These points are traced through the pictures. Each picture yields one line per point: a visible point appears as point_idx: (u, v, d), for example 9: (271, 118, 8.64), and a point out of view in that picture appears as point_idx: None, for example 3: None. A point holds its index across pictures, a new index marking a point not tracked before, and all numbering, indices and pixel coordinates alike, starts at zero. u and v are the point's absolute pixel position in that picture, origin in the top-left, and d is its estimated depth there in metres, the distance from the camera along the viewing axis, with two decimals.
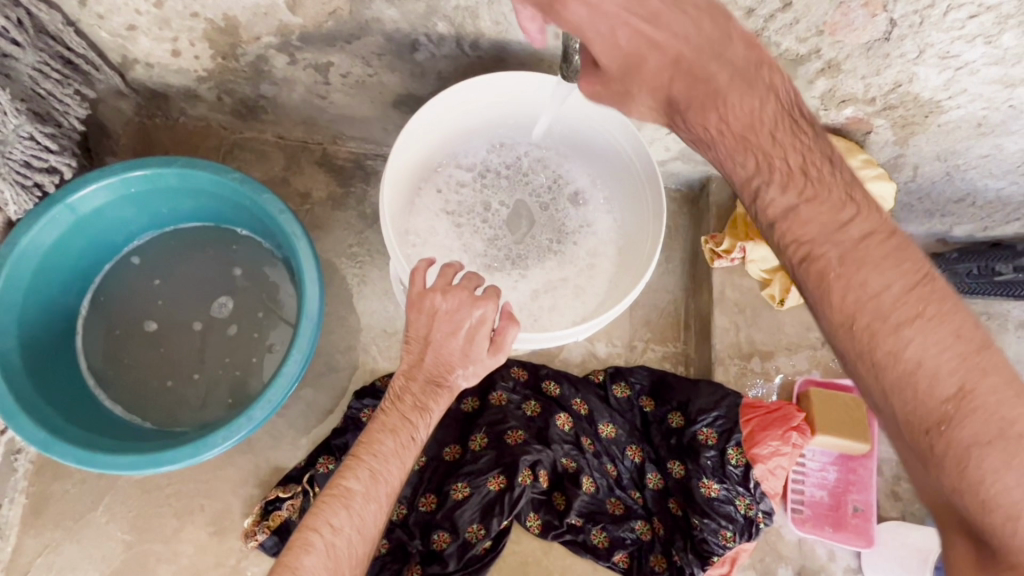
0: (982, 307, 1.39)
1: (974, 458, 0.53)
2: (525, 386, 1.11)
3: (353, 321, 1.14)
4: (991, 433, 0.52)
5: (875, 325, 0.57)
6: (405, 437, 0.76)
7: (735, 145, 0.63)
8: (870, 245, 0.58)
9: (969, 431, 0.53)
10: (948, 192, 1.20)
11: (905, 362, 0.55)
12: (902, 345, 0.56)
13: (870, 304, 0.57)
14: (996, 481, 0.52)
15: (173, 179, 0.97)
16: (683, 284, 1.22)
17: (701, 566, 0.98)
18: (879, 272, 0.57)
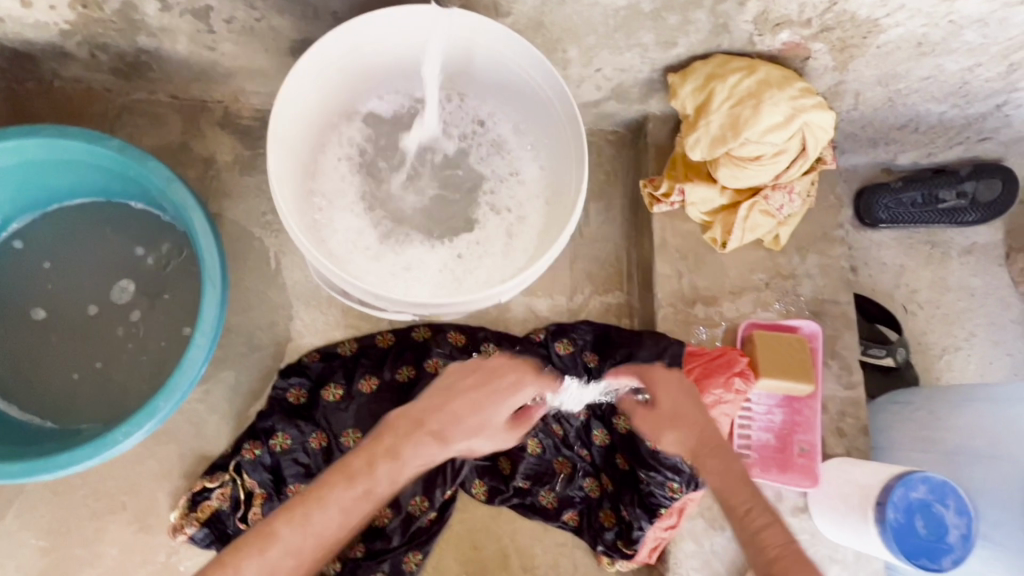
0: (927, 236, 1.38)
1: (717, 482, 0.85)
2: (462, 351, 1.04)
3: (275, 294, 1.05)
4: (721, 460, 0.86)
5: (694, 428, 0.91)
6: (359, 489, 0.77)
7: (660, 383, 0.96)
8: (678, 385, 0.95)
9: (733, 477, 0.85)
10: (892, 119, 1.16)
11: (707, 430, 0.90)
12: (752, 503, 0.82)
13: (732, 473, 0.85)
14: (766, 526, 0.80)
15: (41, 152, 0.85)
16: (625, 231, 1.16)
17: (648, 519, 0.96)
18: (685, 396, 0.94)
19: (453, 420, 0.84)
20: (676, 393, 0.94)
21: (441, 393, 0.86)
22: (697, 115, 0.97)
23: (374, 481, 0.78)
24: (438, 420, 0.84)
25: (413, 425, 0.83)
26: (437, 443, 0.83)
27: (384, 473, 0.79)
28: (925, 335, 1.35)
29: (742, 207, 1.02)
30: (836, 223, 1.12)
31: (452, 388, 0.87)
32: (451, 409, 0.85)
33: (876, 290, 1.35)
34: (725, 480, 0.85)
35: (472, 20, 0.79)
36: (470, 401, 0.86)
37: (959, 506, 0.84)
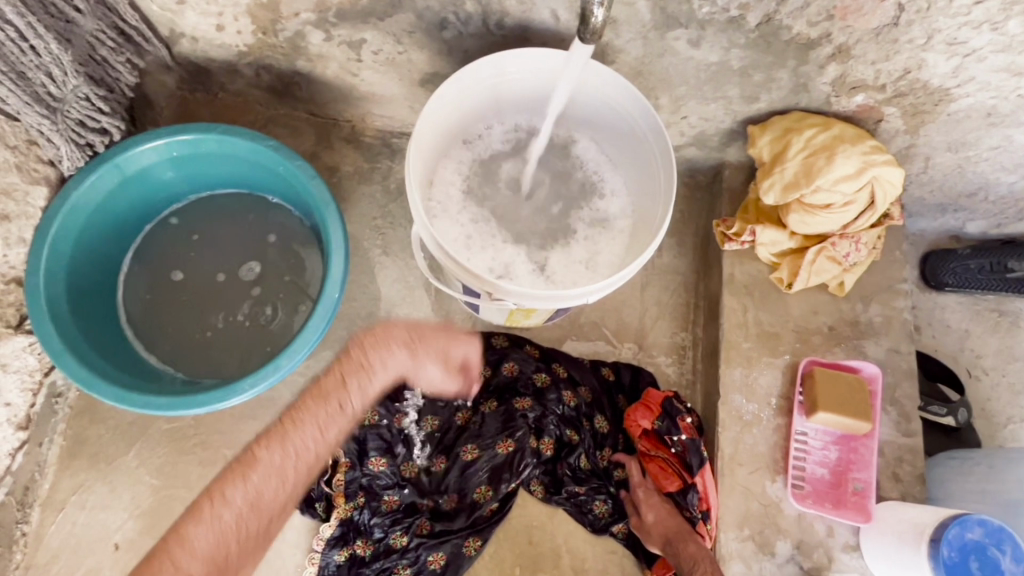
0: (994, 304, 1.40)
1: (673, 548, 0.99)
2: (537, 361, 1.14)
3: (375, 289, 1.19)
4: (674, 531, 1.01)
5: (646, 500, 1.06)
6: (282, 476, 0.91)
7: (621, 468, 1.10)
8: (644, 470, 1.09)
9: (686, 548, 0.98)
10: (960, 186, 1.22)
11: (660, 505, 1.05)
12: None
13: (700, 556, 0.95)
14: None
15: (213, 145, 1.03)
16: (694, 267, 1.25)
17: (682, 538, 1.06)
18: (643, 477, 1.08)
19: (276, 473, 0.90)
20: (637, 475, 1.08)
21: (217, 539, 0.86)
22: (774, 161, 1.06)
23: (272, 458, 0.90)
24: (268, 475, 0.90)
25: (162, 559, 0.83)
26: (185, 552, 0.84)
27: (213, 535, 0.86)
28: (989, 402, 1.35)
29: (809, 251, 1.10)
30: (901, 277, 1.17)
31: (264, 454, 0.91)
32: (192, 540, 0.85)
33: (939, 350, 1.37)
34: (695, 563, 0.96)
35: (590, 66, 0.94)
36: (292, 445, 0.91)
37: (1015, 554, 0.85)
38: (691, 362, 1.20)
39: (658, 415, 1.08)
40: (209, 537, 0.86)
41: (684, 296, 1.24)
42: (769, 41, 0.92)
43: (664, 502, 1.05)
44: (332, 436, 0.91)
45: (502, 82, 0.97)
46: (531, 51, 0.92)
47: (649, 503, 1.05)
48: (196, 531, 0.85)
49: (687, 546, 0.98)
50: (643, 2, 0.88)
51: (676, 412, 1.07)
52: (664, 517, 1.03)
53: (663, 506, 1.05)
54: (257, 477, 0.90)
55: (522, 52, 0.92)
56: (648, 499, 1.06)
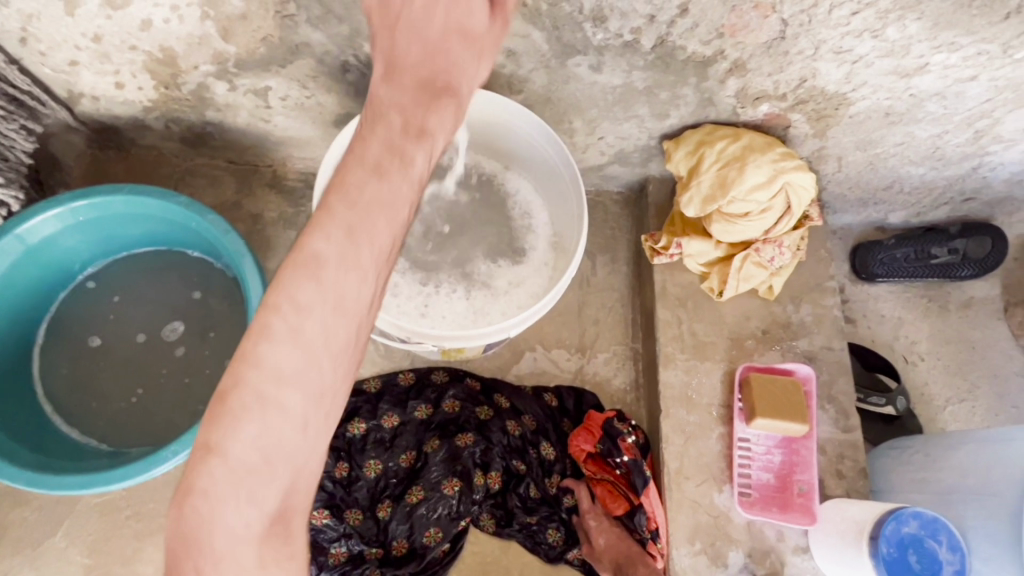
0: (923, 291, 1.44)
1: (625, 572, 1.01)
2: (477, 394, 1.13)
3: None
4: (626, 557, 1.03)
5: (595, 525, 1.06)
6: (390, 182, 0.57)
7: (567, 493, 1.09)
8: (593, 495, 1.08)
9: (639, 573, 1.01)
10: (876, 181, 1.26)
11: (607, 529, 1.06)
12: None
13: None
14: None
15: (121, 206, 0.99)
16: (629, 282, 1.26)
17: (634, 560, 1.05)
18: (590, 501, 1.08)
19: (346, 234, 0.55)
20: (585, 500, 1.07)
21: (338, 236, 0.55)
22: (690, 175, 1.08)
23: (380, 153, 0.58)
24: (309, 284, 0.54)
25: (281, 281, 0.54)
26: (308, 311, 0.54)
27: (282, 357, 0.54)
28: (927, 386, 1.38)
29: (735, 259, 1.12)
30: (827, 275, 1.20)
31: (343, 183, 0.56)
32: (314, 299, 0.54)
33: (875, 341, 1.40)
34: None
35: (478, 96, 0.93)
36: (399, 139, 0.59)
37: (950, 542, 0.87)
38: (634, 378, 1.20)
39: (600, 438, 1.07)
40: (315, 283, 0.54)
41: (622, 312, 1.24)
42: (667, 61, 0.93)
43: (612, 524, 1.06)
44: (403, 213, 0.58)
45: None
46: None
47: (598, 527, 1.06)
48: (334, 288, 0.54)
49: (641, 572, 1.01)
50: (538, 33, 0.88)
51: (617, 433, 1.07)
52: (615, 541, 1.04)
53: (612, 529, 1.06)
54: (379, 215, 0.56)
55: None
56: (596, 523, 1.06)
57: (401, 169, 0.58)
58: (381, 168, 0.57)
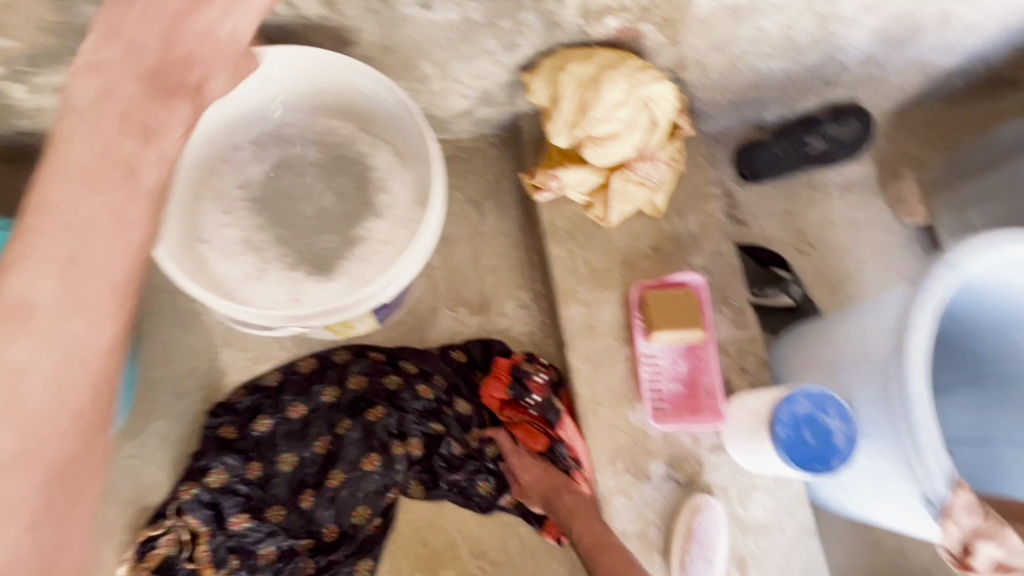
0: (806, 181, 1.49)
1: (552, 503, 1.01)
2: (382, 366, 1.10)
3: (194, 341, 1.10)
4: (551, 488, 1.02)
5: (518, 464, 1.06)
6: (113, 202, 0.61)
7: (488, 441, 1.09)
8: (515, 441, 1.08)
9: (567, 505, 1.00)
10: (742, 80, 1.27)
11: (530, 467, 1.05)
12: (589, 523, 0.97)
13: (574, 506, 0.99)
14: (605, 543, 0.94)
15: None
16: (520, 223, 1.24)
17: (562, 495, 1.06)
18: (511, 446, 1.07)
19: (23, 311, 0.56)
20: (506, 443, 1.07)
21: (19, 305, 0.56)
22: (552, 104, 1.05)
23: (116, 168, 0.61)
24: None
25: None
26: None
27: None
28: (820, 271, 1.45)
29: (614, 182, 1.10)
30: (707, 182, 1.21)
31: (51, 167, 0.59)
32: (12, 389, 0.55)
33: (768, 237, 1.45)
34: (574, 512, 0.99)
35: (293, 52, 0.85)
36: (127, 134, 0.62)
37: (840, 412, 0.91)
38: (537, 318, 1.19)
39: (510, 383, 1.08)
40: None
41: (518, 254, 1.23)
42: None
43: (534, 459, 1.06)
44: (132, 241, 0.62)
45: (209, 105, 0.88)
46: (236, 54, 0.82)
47: (522, 464, 1.06)
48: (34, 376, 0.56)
49: (571, 502, 1.00)
50: None
51: (524, 375, 1.08)
52: (540, 475, 1.04)
53: (534, 466, 1.05)
54: (90, 257, 0.59)
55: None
56: (519, 463, 1.06)
57: (126, 174, 0.62)
58: (98, 180, 0.60)
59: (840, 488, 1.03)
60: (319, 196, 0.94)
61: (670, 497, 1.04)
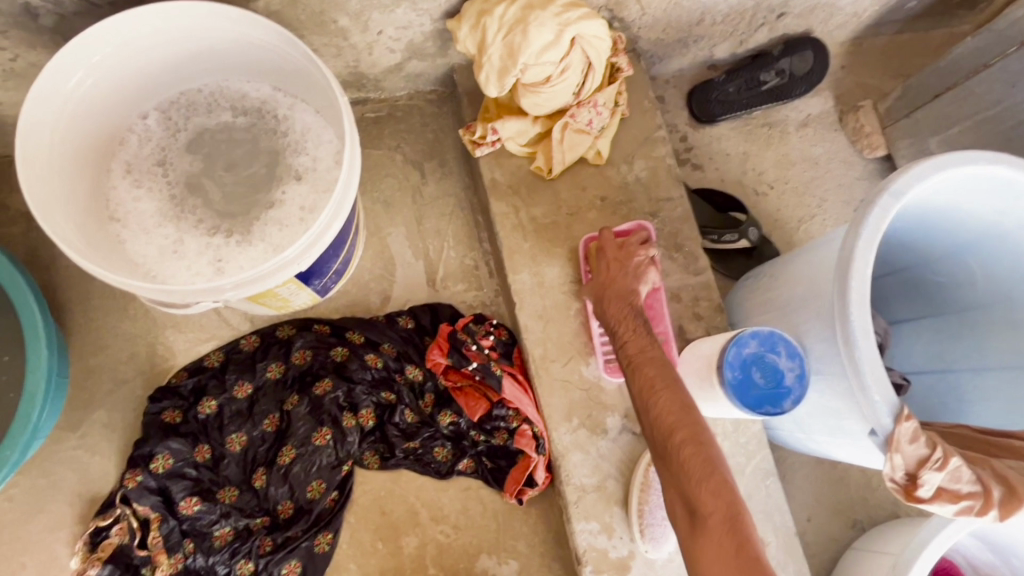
0: (763, 119, 1.44)
1: (630, 294, 0.94)
2: (328, 338, 1.07)
3: (129, 326, 1.06)
4: (616, 286, 0.95)
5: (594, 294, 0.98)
6: None
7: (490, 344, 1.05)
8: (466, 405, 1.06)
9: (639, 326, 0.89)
10: (685, 16, 1.21)
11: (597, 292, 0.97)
12: (634, 334, 0.89)
13: (621, 316, 0.92)
14: (665, 406, 0.78)
15: None
16: (463, 181, 1.20)
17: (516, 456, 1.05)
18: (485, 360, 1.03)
19: None
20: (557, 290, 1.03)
21: None
22: (480, 52, 1.00)
23: None
24: None
25: None
26: None
27: None
28: (780, 212, 1.41)
29: (555, 130, 1.08)
30: (654, 125, 1.17)
31: None
32: None
33: (725, 180, 1.41)
34: (622, 323, 0.91)
35: (186, 11, 0.78)
36: None
37: (789, 350, 0.90)
38: (486, 278, 1.16)
39: (448, 351, 1.05)
40: None
41: (464, 214, 1.19)
42: None
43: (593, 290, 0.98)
44: None
45: (103, 71, 0.80)
46: (121, 14, 0.75)
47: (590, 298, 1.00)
48: None
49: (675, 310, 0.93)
50: None
51: (463, 342, 1.05)
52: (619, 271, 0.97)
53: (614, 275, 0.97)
54: None
55: (95, 26, 0.75)
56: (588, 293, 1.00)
57: None
58: None
59: (798, 427, 1.02)
60: (238, 165, 0.90)
61: (628, 448, 1.03)
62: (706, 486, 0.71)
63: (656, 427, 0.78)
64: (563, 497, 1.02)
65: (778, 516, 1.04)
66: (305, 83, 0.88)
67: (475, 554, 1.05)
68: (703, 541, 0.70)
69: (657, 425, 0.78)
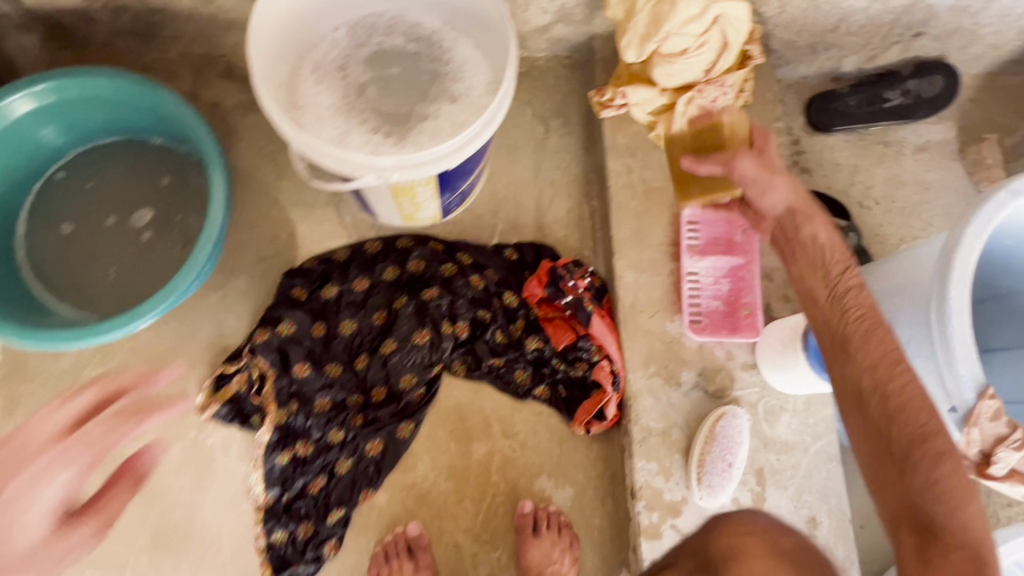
0: (880, 137, 1.46)
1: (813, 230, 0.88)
2: (441, 255, 1.19)
3: (277, 212, 1.22)
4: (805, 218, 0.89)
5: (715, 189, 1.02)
6: None
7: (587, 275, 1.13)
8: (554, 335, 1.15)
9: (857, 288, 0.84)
10: (821, 20, 1.27)
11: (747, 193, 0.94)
12: (859, 291, 0.83)
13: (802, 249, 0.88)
14: (904, 391, 0.76)
15: (77, 90, 1.04)
16: (582, 141, 1.30)
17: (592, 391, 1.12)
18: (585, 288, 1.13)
19: None
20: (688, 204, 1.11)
21: None
22: (626, 19, 1.10)
23: None
24: None
25: None
26: None
27: None
28: (882, 228, 1.43)
29: (679, 104, 1.15)
30: (773, 116, 1.23)
31: None
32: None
33: (831, 188, 1.44)
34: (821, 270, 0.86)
35: None
36: None
37: None
38: (588, 230, 1.25)
39: (546, 283, 1.15)
40: None
41: (578, 170, 1.29)
42: None
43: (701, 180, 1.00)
44: None
45: None
46: None
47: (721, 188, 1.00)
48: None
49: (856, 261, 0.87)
50: None
51: (561, 276, 1.15)
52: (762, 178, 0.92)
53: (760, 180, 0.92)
54: None
55: None
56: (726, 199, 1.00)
57: None
58: None
59: None
60: (404, 80, 1.04)
61: (698, 404, 1.08)
62: (957, 503, 0.70)
63: (898, 414, 0.75)
64: (628, 436, 1.09)
65: (834, 500, 1.06)
66: (476, 18, 1.01)
67: (536, 473, 1.13)
68: (936, 544, 0.68)
69: (892, 407, 0.76)
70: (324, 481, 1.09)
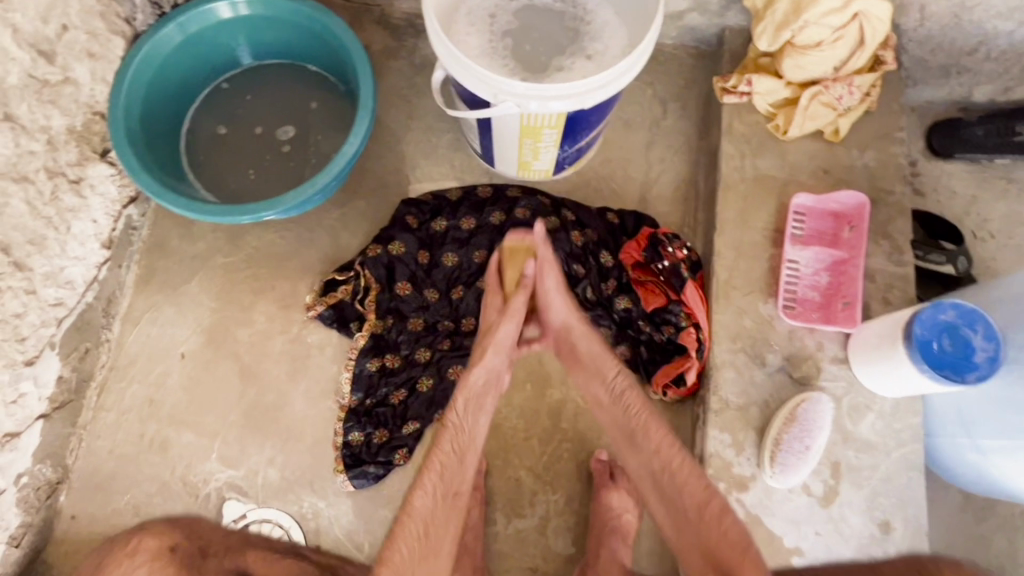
0: (1004, 171, 1.42)
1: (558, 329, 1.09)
2: (547, 208, 1.24)
3: (404, 148, 1.32)
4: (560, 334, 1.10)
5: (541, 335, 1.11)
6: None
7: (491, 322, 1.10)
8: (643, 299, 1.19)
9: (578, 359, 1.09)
10: (960, 40, 1.27)
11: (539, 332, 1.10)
12: (588, 377, 1.09)
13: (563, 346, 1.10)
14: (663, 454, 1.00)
15: (260, 7, 1.18)
16: (696, 127, 1.34)
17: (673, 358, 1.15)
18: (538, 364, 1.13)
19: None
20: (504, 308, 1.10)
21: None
22: (765, 7, 1.14)
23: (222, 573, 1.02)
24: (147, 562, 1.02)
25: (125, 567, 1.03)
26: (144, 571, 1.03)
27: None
28: (994, 261, 1.38)
29: (803, 97, 1.17)
30: (897, 125, 1.23)
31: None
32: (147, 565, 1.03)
33: (944, 213, 1.40)
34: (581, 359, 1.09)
35: None
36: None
37: (986, 331, 0.92)
38: (690, 210, 1.28)
39: (645, 246, 1.20)
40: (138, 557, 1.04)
41: (688, 152, 1.32)
42: None
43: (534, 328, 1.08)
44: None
45: None
46: None
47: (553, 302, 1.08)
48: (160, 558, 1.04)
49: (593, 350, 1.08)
50: None
51: (661, 242, 1.19)
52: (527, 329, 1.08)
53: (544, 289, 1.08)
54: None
55: None
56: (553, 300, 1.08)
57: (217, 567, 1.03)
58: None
59: (961, 430, 1.02)
60: (548, 34, 1.11)
61: (780, 387, 1.08)
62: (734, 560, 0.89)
63: (670, 485, 0.98)
64: (704, 405, 1.09)
65: (912, 509, 1.02)
66: None
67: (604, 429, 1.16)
68: None
69: (671, 481, 0.98)
70: (405, 394, 1.15)
